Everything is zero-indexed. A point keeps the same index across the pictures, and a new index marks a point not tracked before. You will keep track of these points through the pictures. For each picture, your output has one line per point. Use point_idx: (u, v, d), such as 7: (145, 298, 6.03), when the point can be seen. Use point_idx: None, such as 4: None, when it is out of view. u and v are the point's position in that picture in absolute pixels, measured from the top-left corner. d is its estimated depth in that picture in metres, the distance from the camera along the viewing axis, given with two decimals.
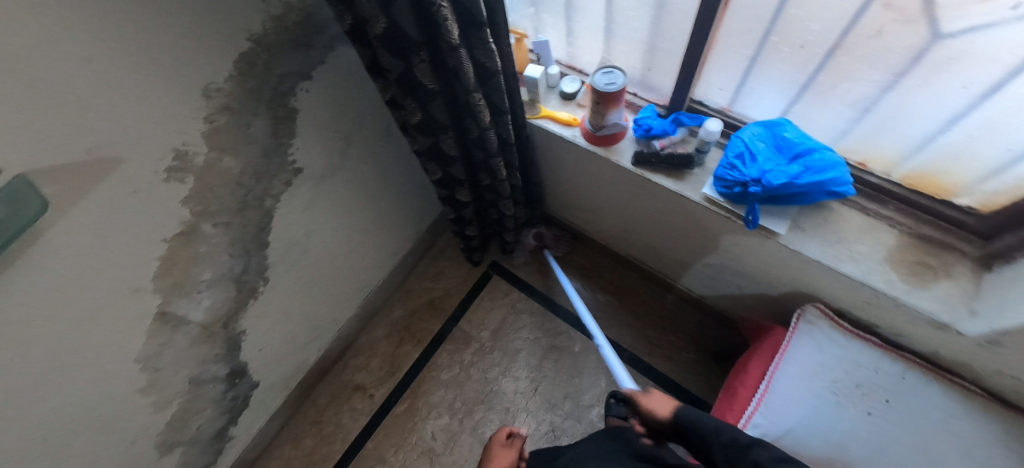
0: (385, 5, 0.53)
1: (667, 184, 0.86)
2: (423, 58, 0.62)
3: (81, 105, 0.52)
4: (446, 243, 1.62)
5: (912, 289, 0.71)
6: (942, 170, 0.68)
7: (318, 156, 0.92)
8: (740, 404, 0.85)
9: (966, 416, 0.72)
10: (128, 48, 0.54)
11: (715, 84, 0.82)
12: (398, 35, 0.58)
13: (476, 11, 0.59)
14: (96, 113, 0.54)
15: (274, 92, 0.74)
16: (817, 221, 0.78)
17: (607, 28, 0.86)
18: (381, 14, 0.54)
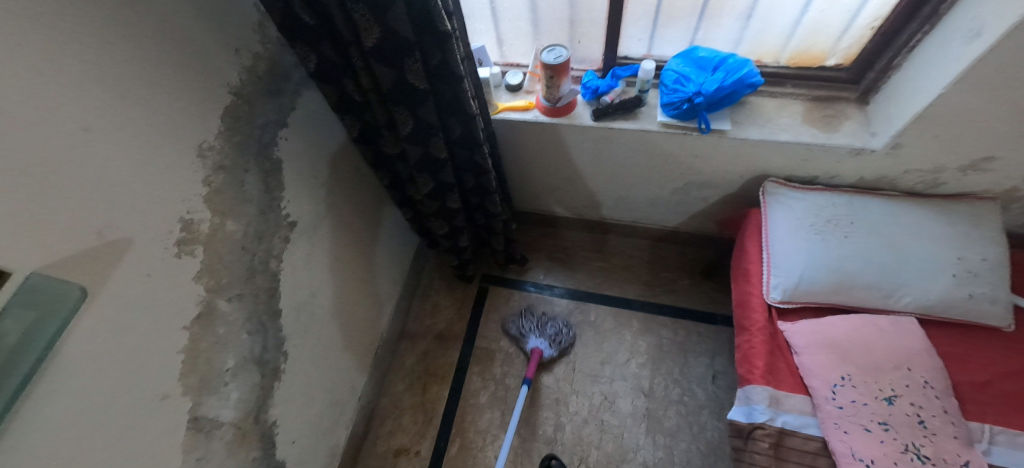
0: (380, 17, 0.61)
1: (628, 125, 1.00)
2: (415, 59, 0.69)
3: (90, 176, 0.48)
4: (431, 276, 1.60)
5: (831, 135, 0.92)
6: (812, 43, 0.92)
7: (306, 206, 0.90)
8: (755, 277, 0.99)
9: (902, 211, 0.94)
10: (122, 110, 0.51)
11: (634, 36, 1.00)
12: (391, 42, 0.66)
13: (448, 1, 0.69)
14: (104, 185, 0.49)
15: (260, 143, 0.73)
16: (746, 114, 0.97)
17: (532, 19, 1.00)
18: (374, 25, 0.63)
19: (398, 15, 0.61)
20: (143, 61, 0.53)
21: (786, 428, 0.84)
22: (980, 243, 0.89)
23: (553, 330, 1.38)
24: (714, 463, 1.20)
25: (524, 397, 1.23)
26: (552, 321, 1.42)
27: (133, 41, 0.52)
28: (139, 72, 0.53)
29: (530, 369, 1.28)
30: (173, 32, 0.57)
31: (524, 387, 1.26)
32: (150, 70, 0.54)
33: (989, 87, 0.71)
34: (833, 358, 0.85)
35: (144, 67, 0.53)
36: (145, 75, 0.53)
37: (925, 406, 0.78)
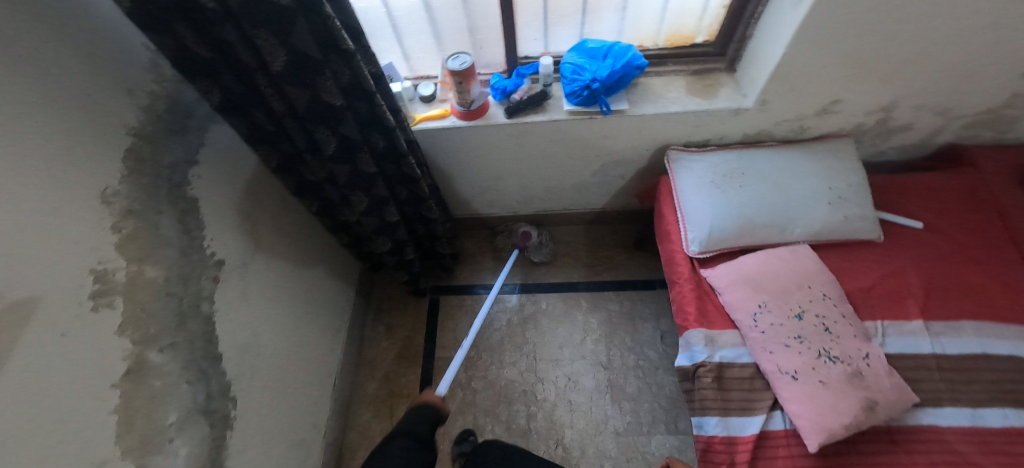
0: (283, 40, 0.63)
1: (540, 118, 1.08)
2: (327, 78, 0.72)
3: None
4: (381, 299, 1.57)
5: (710, 102, 1.06)
6: (682, 25, 1.05)
7: (233, 244, 0.87)
8: (675, 236, 1.10)
9: (779, 156, 1.10)
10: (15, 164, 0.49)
11: (530, 36, 1.08)
12: (299, 62, 0.67)
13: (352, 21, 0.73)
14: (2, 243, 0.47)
15: (170, 183, 0.71)
16: (639, 93, 1.09)
17: (433, 31, 1.06)
18: (279, 48, 0.64)
19: (302, 35, 0.63)
20: (34, 111, 0.51)
21: (723, 361, 0.94)
22: (842, 173, 1.06)
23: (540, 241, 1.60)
24: (676, 415, 1.29)
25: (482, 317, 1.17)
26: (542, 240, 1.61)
27: (20, 89, 0.50)
28: (31, 124, 0.51)
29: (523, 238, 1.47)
30: (58, 76, 0.55)
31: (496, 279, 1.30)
32: (41, 120, 0.52)
33: (818, 42, 0.87)
34: (749, 291, 0.96)
35: (35, 117, 0.52)
36: (37, 126, 0.52)
37: (827, 315, 0.92)
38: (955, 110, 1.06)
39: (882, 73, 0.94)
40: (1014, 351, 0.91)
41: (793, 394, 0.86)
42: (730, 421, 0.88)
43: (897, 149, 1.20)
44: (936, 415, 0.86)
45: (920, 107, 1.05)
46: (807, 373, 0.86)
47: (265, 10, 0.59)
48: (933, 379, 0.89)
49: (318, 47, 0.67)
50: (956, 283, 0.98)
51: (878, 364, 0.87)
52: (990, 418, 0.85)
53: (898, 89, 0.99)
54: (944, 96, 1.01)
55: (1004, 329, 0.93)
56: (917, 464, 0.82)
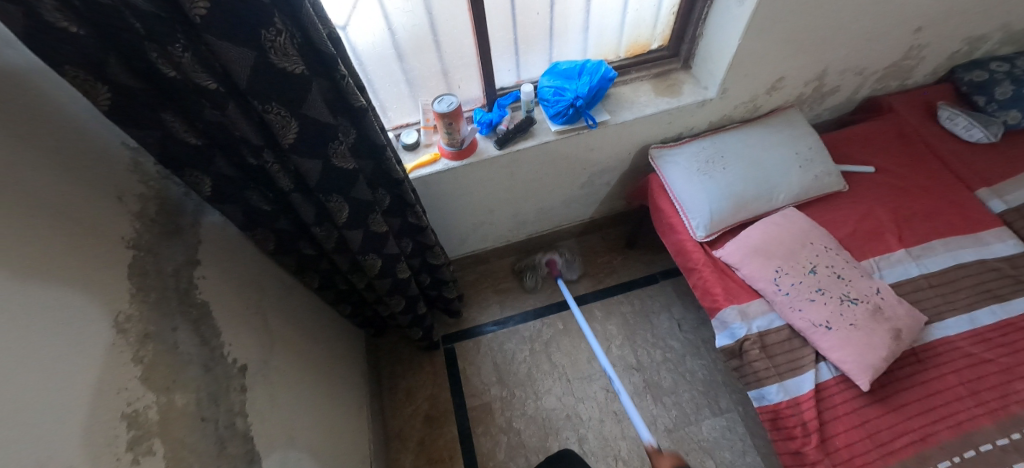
0: (294, 109, 0.65)
1: (531, 143, 1.11)
2: (339, 141, 0.73)
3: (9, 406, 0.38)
4: (390, 362, 1.43)
5: (679, 98, 1.15)
6: (639, 35, 1.14)
7: (246, 344, 0.79)
8: (680, 226, 1.15)
9: (746, 134, 1.21)
10: (23, 313, 0.43)
11: (504, 68, 1.11)
12: (310, 131, 0.69)
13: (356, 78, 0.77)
14: (27, 407, 0.39)
15: (178, 292, 0.65)
16: (614, 102, 1.15)
17: (409, 79, 1.05)
18: (289, 119, 0.65)
19: (315, 102, 0.66)
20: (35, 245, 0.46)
21: (761, 330, 1.00)
22: (802, 138, 1.19)
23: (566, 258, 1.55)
24: (717, 396, 1.30)
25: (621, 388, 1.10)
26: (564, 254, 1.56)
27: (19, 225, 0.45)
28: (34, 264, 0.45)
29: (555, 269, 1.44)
30: (58, 197, 0.51)
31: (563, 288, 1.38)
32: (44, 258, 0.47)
33: (757, 32, 1.00)
34: (763, 260, 1.03)
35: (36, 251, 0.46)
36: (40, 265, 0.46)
37: (834, 264, 1.01)
38: (869, 68, 1.25)
39: (807, 50, 1.10)
40: (979, 256, 1.06)
41: (830, 343, 0.92)
42: (787, 384, 0.93)
43: (830, 110, 1.38)
44: (943, 327, 0.97)
45: (843, 71, 1.22)
46: (837, 320, 0.94)
47: (278, 82, 0.61)
48: (929, 297, 1.01)
49: (328, 111, 0.69)
50: (917, 210, 1.13)
51: (890, 296, 0.97)
52: (984, 317, 0.97)
53: (825, 59, 1.15)
54: (858, 59, 1.19)
55: (964, 239, 1.08)
56: (946, 374, 0.91)
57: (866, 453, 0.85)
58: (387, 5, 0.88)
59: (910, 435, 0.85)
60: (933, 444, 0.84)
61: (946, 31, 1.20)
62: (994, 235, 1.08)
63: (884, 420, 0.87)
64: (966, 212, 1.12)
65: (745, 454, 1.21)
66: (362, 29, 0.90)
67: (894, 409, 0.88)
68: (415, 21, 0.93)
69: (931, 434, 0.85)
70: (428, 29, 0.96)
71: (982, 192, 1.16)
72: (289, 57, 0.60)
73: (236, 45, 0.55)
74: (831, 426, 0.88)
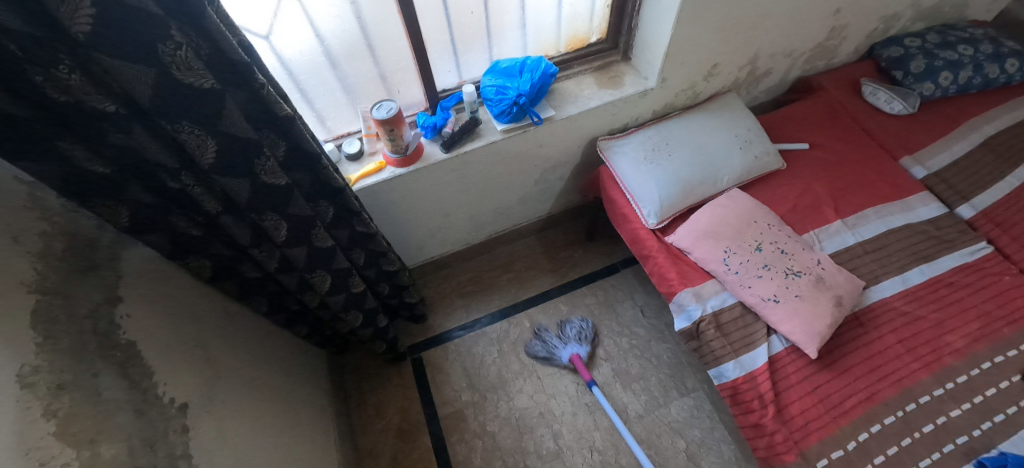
0: (209, 126, 0.62)
1: (478, 144, 1.10)
2: (266, 156, 0.70)
3: None
4: (356, 378, 1.39)
5: (621, 90, 1.16)
6: (577, 29, 1.15)
7: (186, 380, 0.74)
8: (633, 216, 1.17)
9: (688, 120, 1.24)
10: None
11: (444, 69, 1.10)
12: (231, 148, 0.65)
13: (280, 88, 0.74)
14: None
15: (97, 334, 0.61)
16: (557, 97, 1.16)
17: (345, 87, 1.01)
18: (206, 138, 0.62)
19: (232, 117, 0.63)
20: None
21: (715, 310, 1.03)
22: (740, 121, 1.24)
23: (575, 331, 1.40)
24: (682, 376, 1.34)
25: (603, 400, 1.25)
26: (545, 329, 1.42)
27: None
28: None
29: (587, 376, 1.28)
30: None
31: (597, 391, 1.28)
32: None
33: (689, 21, 1.03)
34: (712, 241, 1.06)
35: None
36: None
37: (778, 239, 1.06)
38: (797, 50, 1.31)
39: (738, 35, 1.14)
40: (906, 221, 1.13)
41: (779, 315, 0.96)
42: (742, 360, 0.96)
43: (766, 92, 1.44)
44: (880, 289, 1.03)
45: (773, 54, 1.27)
46: (784, 293, 0.98)
47: (187, 99, 0.57)
48: (865, 262, 1.07)
49: (250, 125, 0.66)
50: (849, 181, 1.19)
51: (829, 265, 1.02)
52: (914, 277, 1.04)
53: (755, 44, 1.20)
54: (786, 42, 1.25)
55: (892, 206, 1.15)
56: (886, 334, 0.96)
57: (820, 417, 0.89)
58: (312, 12, 0.85)
59: (857, 396, 0.90)
60: (879, 402, 0.89)
61: (862, 11, 1.27)
62: (918, 199, 1.16)
63: (834, 385, 0.92)
64: (891, 179, 1.19)
65: (712, 430, 1.25)
66: (287, 38, 0.86)
67: (842, 373, 0.93)
68: (344, 27, 0.90)
69: (876, 392, 0.90)
70: (360, 35, 0.93)
71: (905, 161, 1.24)
72: (194, 72, 0.56)
73: (132, 63, 0.51)
74: (786, 395, 0.92)
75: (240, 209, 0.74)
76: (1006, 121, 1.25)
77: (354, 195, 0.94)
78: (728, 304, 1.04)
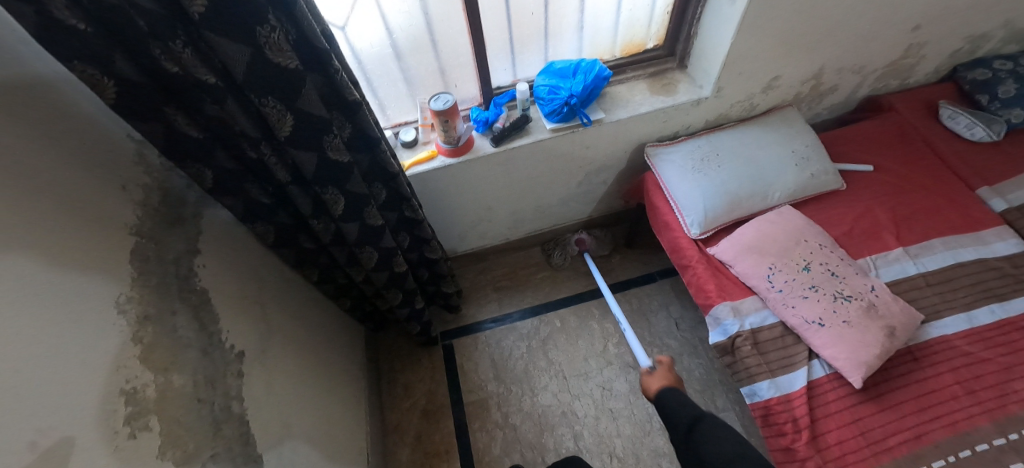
0: (289, 103, 0.69)
1: (527, 141, 1.13)
2: (333, 135, 0.76)
3: (13, 378, 0.40)
4: (389, 356, 1.46)
5: (674, 97, 1.15)
6: (634, 35, 1.16)
7: (244, 332, 0.82)
8: (675, 224, 1.16)
9: (742, 132, 1.21)
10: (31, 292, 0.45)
11: (500, 67, 1.14)
12: (305, 125, 0.72)
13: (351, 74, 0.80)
14: (28, 380, 0.42)
15: (178, 278, 0.69)
16: (608, 100, 1.17)
17: (406, 79, 1.07)
18: (285, 113, 0.69)
19: (309, 96, 0.69)
20: (43, 227, 0.49)
21: (754, 327, 1.00)
22: (798, 137, 1.19)
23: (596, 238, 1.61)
24: (713, 395, 1.30)
25: (615, 306, 1.29)
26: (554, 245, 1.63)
27: (31, 209, 0.48)
28: (42, 247, 0.48)
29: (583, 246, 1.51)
30: (66, 187, 0.54)
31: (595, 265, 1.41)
32: (51, 241, 0.50)
33: (750, 32, 1.01)
34: (757, 257, 1.03)
35: (43, 233, 0.49)
36: (48, 248, 0.49)
37: (828, 261, 1.01)
38: (867, 67, 1.24)
39: (802, 48, 1.10)
40: (979, 255, 1.04)
41: (823, 339, 0.92)
42: (778, 381, 0.93)
43: (829, 109, 1.37)
44: (941, 325, 0.96)
45: (840, 70, 1.22)
46: (830, 317, 0.93)
47: (274, 77, 0.64)
48: (926, 295, 1.00)
49: (323, 105, 0.72)
50: (916, 209, 1.12)
51: (884, 294, 0.96)
52: (983, 316, 0.96)
53: (820, 58, 1.15)
54: (856, 58, 1.19)
55: (964, 239, 1.06)
56: (942, 373, 0.90)
57: (859, 450, 0.84)
58: (384, 6, 0.91)
59: (904, 433, 0.84)
60: (928, 443, 0.83)
61: (946, 29, 1.19)
62: (994, 234, 1.07)
63: (877, 418, 0.86)
64: (965, 210, 1.10)
65: None
66: (360, 30, 0.93)
67: (888, 408, 0.87)
68: (411, 22, 0.96)
69: (926, 432, 0.84)
70: (425, 30, 0.99)
71: (983, 191, 1.15)
72: (283, 53, 0.63)
73: (234, 42, 0.58)
74: (823, 422, 0.88)
75: (305, 181, 0.81)
76: None
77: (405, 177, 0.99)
78: (768, 323, 1.00)
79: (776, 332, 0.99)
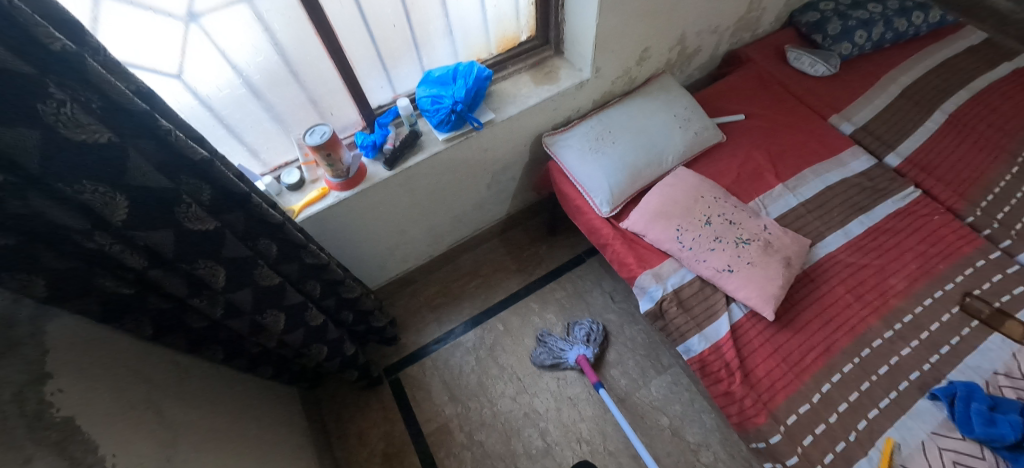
0: (115, 181, 0.59)
1: (422, 157, 1.08)
2: (188, 203, 0.67)
3: None
4: (334, 409, 1.36)
5: (558, 85, 1.17)
6: (505, 30, 1.15)
7: (138, 448, 0.70)
8: (586, 207, 1.19)
9: (627, 106, 1.26)
10: None
11: (376, 86, 1.08)
12: (144, 201, 0.62)
13: (191, 129, 0.69)
14: None
15: (24, 417, 0.56)
16: (496, 99, 1.15)
17: (272, 117, 0.98)
18: (114, 193, 0.59)
19: (140, 168, 0.60)
20: None
21: (676, 287, 1.06)
22: (677, 101, 1.26)
23: (583, 332, 1.37)
24: (657, 355, 1.36)
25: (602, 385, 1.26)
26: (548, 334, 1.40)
27: None
28: None
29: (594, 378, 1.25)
30: None
31: (606, 395, 1.22)
32: None
33: (612, 11, 1.05)
34: (664, 221, 1.08)
35: None
36: None
37: (725, 211, 1.09)
38: (721, 26, 1.35)
39: (662, 18, 1.17)
40: (842, 176, 1.19)
41: (735, 284, 0.99)
42: (706, 332, 0.99)
43: (699, 69, 1.48)
44: (825, 245, 1.07)
45: (700, 32, 1.31)
46: (736, 262, 1.01)
47: (84, 156, 0.54)
48: (809, 221, 1.12)
49: (162, 174, 0.63)
50: (785, 145, 1.24)
51: (776, 229, 1.06)
52: (855, 229, 1.09)
53: (680, 24, 1.23)
54: (710, 19, 1.29)
55: (827, 164, 1.20)
56: (835, 286, 1.01)
57: (784, 376, 0.92)
58: (222, 45, 0.81)
59: (816, 349, 0.94)
60: (836, 352, 0.93)
61: None
62: (850, 154, 1.22)
63: (793, 342, 0.95)
64: (823, 139, 1.25)
65: (692, 402, 1.28)
66: (200, 74, 0.82)
67: (800, 330, 0.96)
68: (261, 56, 0.87)
69: (833, 343, 0.94)
70: (280, 62, 0.90)
71: (834, 119, 1.30)
72: (86, 127, 0.53)
73: (13, 126, 0.48)
74: (750, 360, 0.95)
75: (164, 261, 0.70)
76: (920, 70, 1.33)
77: (292, 221, 0.91)
78: (688, 282, 1.06)
79: (695, 286, 1.05)
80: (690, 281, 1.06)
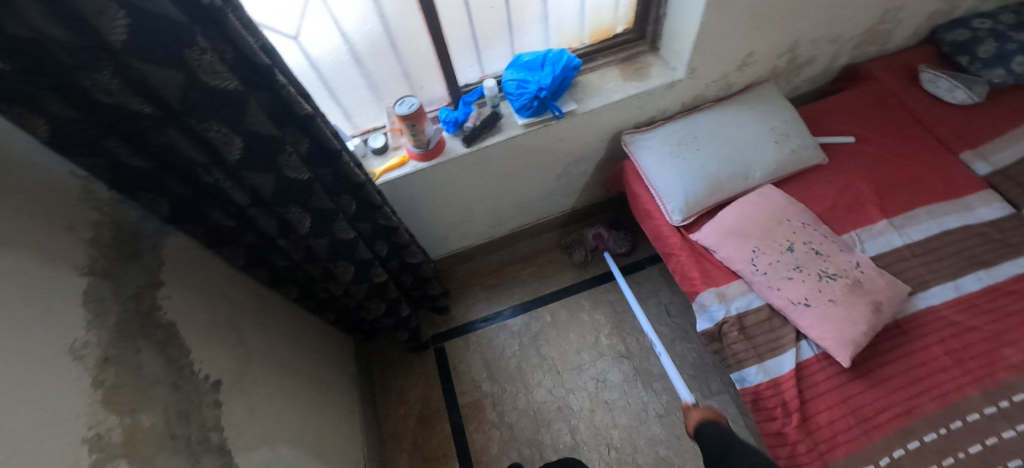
0: (235, 125, 0.66)
1: (499, 139, 1.10)
2: (289, 153, 0.74)
3: None
4: (382, 364, 1.45)
5: (647, 82, 1.13)
6: (601, 21, 1.12)
7: (219, 360, 0.80)
8: (655, 212, 1.14)
9: (718, 112, 1.18)
10: None
11: (466, 64, 1.11)
12: (255, 146, 0.69)
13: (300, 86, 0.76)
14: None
15: (140, 314, 0.66)
16: (580, 90, 1.14)
17: (369, 84, 1.04)
18: (232, 135, 0.66)
19: (255, 116, 0.66)
20: None
21: (740, 312, 0.99)
22: (776, 113, 1.16)
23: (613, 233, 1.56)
24: (707, 379, 1.30)
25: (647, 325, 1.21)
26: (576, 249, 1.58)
27: None
28: None
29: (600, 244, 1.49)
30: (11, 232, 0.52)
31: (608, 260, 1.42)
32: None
33: (719, 10, 0.98)
34: (739, 240, 1.02)
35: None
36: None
37: (812, 240, 0.99)
38: (843, 37, 1.21)
39: (774, 22, 1.07)
40: (964, 222, 1.03)
41: (809, 320, 0.91)
42: (766, 365, 0.93)
43: (807, 81, 1.35)
44: (928, 296, 0.95)
45: (816, 41, 1.19)
46: (815, 296, 0.92)
47: (214, 100, 0.61)
48: (912, 266, 0.99)
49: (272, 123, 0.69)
50: (898, 178, 1.10)
51: (870, 269, 0.95)
52: (969, 284, 0.95)
53: (795, 30, 1.12)
54: (831, 27, 1.16)
55: (948, 206, 1.05)
56: (931, 344, 0.89)
57: (850, 429, 0.84)
58: (336, 12, 0.88)
59: (894, 408, 0.84)
60: (917, 417, 0.82)
61: None
62: (979, 199, 1.05)
63: (867, 396, 0.86)
64: (948, 177, 1.09)
65: None
66: (315, 38, 0.90)
67: (878, 384, 0.87)
68: (367, 26, 0.93)
69: (916, 406, 0.83)
70: (383, 33, 0.95)
71: (966, 155, 1.13)
72: (219, 75, 0.59)
73: (164, 67, 0.55)
74: (812, 404, 0.88)
75: (263, 202, 0.79)
76: None
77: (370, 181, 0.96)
78: (755, 308, 0.99)
79: (762, 314, 0.98)
80: (757, 308, 0.99)
